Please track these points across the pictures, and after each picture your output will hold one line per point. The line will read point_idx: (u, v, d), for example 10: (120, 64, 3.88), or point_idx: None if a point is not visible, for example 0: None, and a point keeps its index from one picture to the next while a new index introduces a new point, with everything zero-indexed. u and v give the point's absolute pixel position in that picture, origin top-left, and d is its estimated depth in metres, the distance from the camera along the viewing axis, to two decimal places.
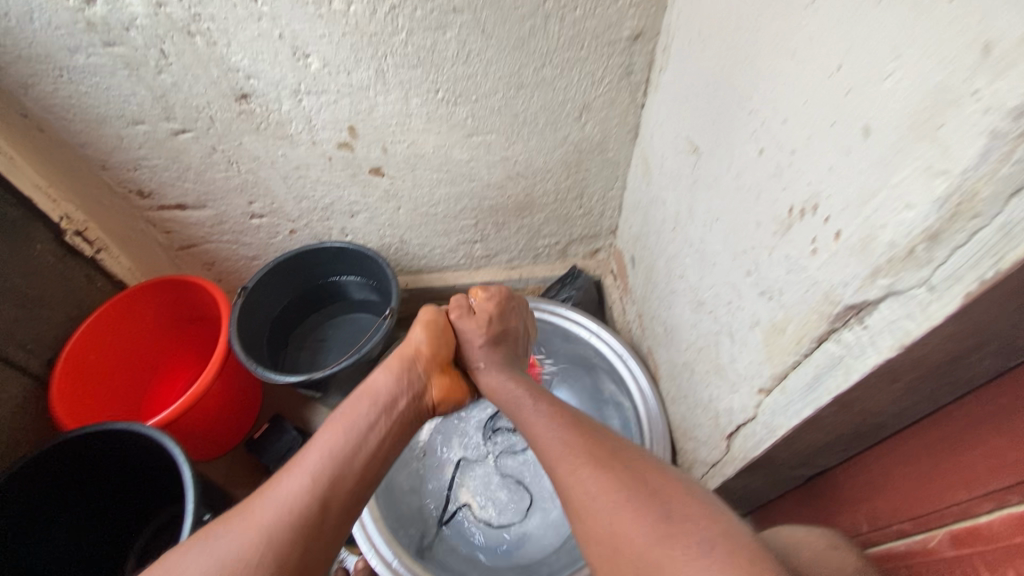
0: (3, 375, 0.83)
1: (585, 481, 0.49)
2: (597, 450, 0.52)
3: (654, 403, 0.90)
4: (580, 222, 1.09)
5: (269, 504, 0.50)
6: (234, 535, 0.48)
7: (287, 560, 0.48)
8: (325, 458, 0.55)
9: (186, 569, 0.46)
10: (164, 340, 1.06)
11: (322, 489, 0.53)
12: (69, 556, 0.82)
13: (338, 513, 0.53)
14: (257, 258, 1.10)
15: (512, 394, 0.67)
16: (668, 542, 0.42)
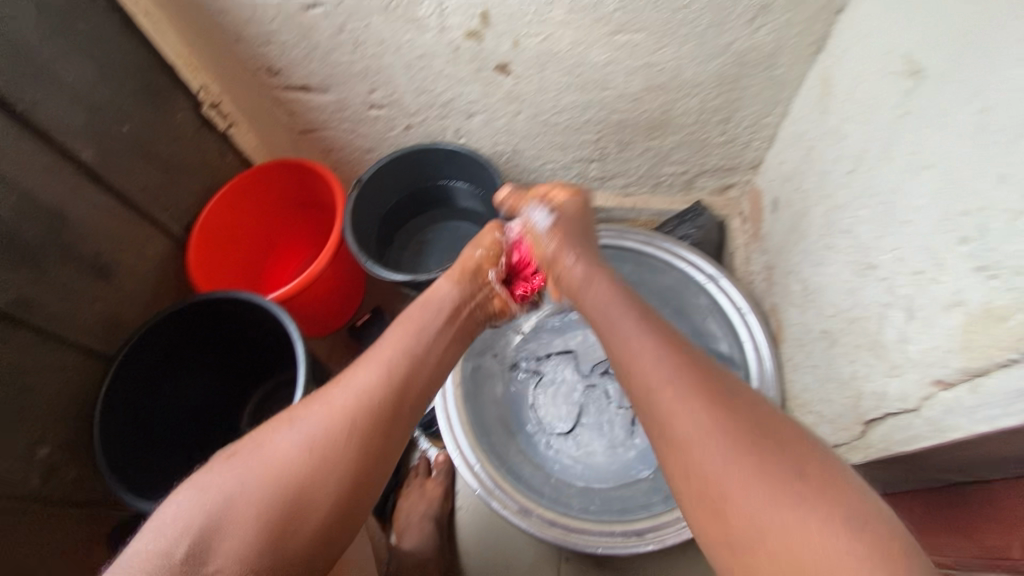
0: (149, 234, 0.91)
1: (684, 415, 0.47)
2: (705, 388, 0.48)
3: (771, 369, 0.81)
4: (718, 151, 0.95)
5: (346, 393, 0.52)
6: (318, 416, 0.50)
7: (368, 441, 0.51)
8: (397, 354, 0.57)
9: (279, 443, 0.49)
10: (282, 221, 1.10)
11: (398, 376, 0.55)
12: (185, 408, 0.92)
13: (409, 405, 0.55)
14: (371, 151, 1.09)
15: (601, 307, 0.61)
16: (794, 511, 0.41)
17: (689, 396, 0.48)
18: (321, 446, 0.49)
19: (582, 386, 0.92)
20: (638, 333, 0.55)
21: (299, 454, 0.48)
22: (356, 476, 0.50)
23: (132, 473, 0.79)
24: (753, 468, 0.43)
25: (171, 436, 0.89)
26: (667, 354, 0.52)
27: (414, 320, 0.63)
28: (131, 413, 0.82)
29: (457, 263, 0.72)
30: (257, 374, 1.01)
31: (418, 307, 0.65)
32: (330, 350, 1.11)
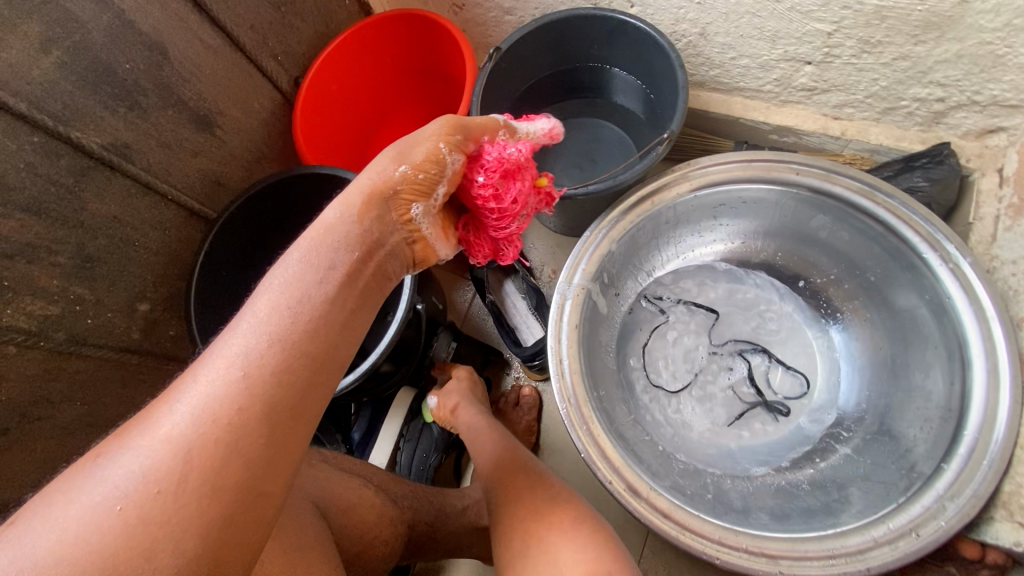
0: (257, 85, 0.79)
1: (504, 477, 0.56)
2: (514, 455, 0.59)
3: (1009, 406, 0.58)
4: (1016, 75, 0.65)
5: (179, 416, 0.35)
6: (138, 456, 0.34)
7: (221, 479, 0.35)
8: (258, 343, 0.38)
9: (85, 500, 0.33)
10: (393, 86, 0.93)
11: (257, 379, 0.37)
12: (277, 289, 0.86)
13: (284, 413, 0.38)
14: (511, 12, 0.87)
15: (471, 412, 0.70)
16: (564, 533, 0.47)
17: (505, 466, 0.57)
18: (144, 498, 0.33)
19: (705, 352, 0.81)
20: (487, 432, 0.65)
21: (112, 516, 0.33)
22: (211, 530, 0.35)
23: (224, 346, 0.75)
24: (541, 507, 0.50)
25: None
26: (498, 437, 0.63)
27: (307, 268, 0.42)
28: (228, 283, 0.77)
29: (359, 184, 0.46)
30: None
31: (305, 253, 0.43)
32: None
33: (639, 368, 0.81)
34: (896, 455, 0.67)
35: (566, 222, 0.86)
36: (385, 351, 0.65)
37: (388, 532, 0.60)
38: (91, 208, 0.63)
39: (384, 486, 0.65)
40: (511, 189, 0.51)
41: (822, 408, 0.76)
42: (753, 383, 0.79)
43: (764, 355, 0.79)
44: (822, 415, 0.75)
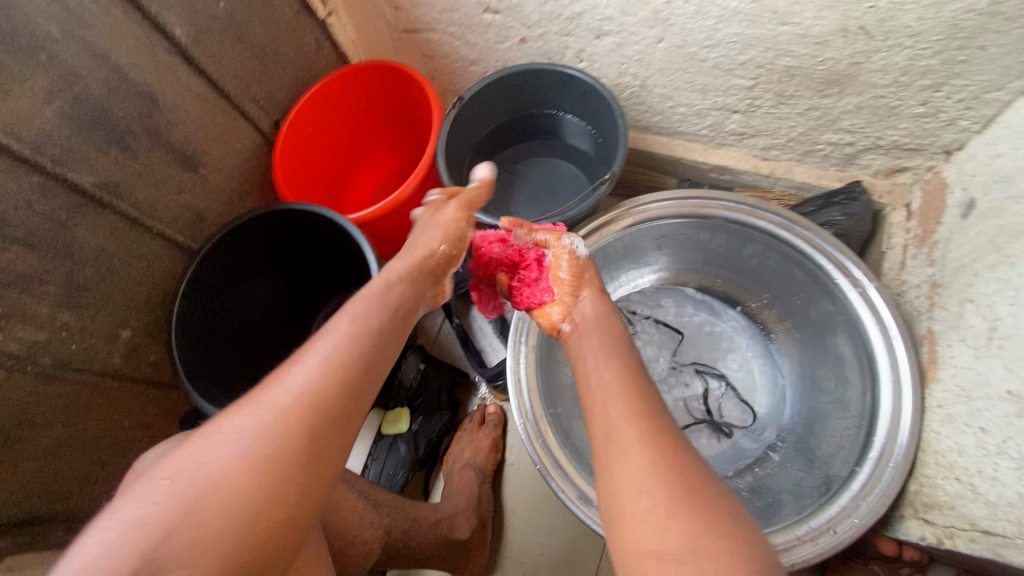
0: (238, 127, 0.86)
1: (613, 417, 0.49)
2: (632, 399, 0.51)
3: (911, 411, 0.65)
4: (907, 124, 0.75)
5: (290, 390, 0.43)
6: (259, 420, 0.41)
7: (318, 447, 0.42)
8: (344, 343, 0.47)
9: (217, 455, 0.40)
10: (369, 129, 1.01)
11: (346, 369, 0.46)
12: (257, 318, 0.91)
13: (361, 399, 0.46)
14: (476, 63, 0.96)
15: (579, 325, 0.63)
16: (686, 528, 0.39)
17: (621, 404, 0.50)
18: (264, 453, 0.40)
19: (665, 365, 0.89)
20: (596, 353, 0.58)
21: (240, 465, 0.40)
22: (302, 488, 0.41)
23: (203, 370, 0.79)
24: (663, 474, 0.43)
25: (243, 346, 0.89)
26: (607, 368, 0.55)
27: (377, 299, 0.54)
28: (212, 313, 0.82)
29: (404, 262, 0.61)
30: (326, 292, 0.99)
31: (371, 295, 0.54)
32: None
33: None
34: (816, 463, 0.73)
35: None
36: None
37: (368, 535, 0.64)
38: (81, 241, 0.68)
39: (367, 494, 0.69)
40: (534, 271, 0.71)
41: (759, 429, 0.83)
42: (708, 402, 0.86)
43: (721, 379, 0.87)
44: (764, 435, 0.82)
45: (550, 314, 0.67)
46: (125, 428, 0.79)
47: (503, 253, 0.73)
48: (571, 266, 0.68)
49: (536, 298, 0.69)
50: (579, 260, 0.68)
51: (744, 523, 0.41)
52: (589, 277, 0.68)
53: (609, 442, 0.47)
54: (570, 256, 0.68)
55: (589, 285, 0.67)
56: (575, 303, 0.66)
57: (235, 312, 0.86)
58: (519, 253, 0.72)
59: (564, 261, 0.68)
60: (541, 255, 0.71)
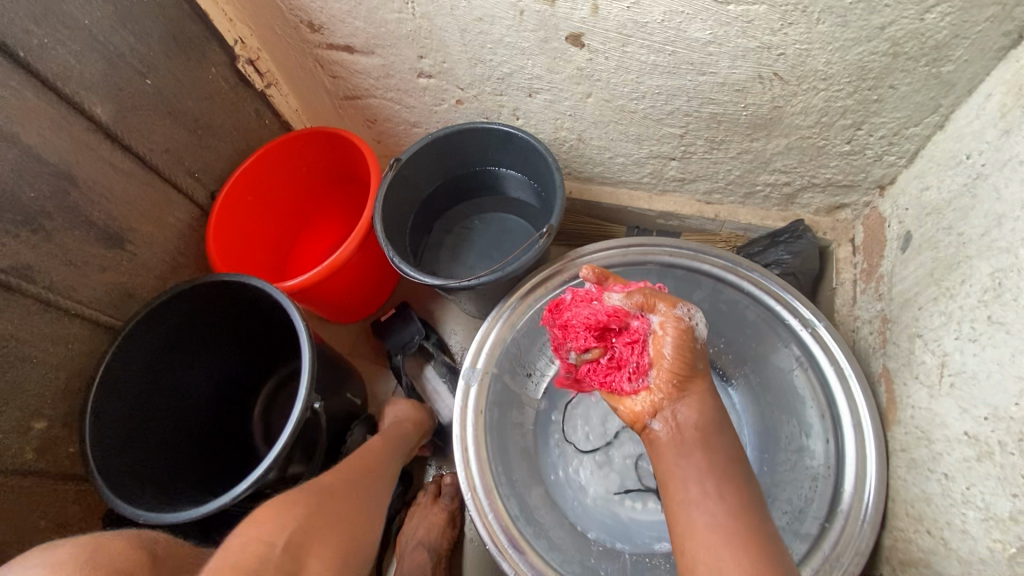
0: (171, 200, 0.84)
1: (717, 544, 0.45)
2: (744, 523, 0.46)
3: (875, 453, 0.62)
4: (837, 162, 0.75)
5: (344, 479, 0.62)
6: (326, 488, 0.59)
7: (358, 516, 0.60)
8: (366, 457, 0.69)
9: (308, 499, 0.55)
10: (313, 194, 1.00)
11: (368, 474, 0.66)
12: (195, 396, 0.86)
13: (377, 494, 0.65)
14: (417, 125, 0.97)
15: (675, 425, 0.52)
16: None
17: (724, 528, 0.46)
18: (334, 504, 0.57)
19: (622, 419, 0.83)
20: (690, 458, 0.50)
21: (323, 506, 0.56)
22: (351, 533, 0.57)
23: (122, 458, 0.73)
24: None
25: (179, 428, 0.83)
26: (705, 482, 0.48)
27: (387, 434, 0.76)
28: (140, 393, 0.77)
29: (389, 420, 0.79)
30: (272, 362, 0.95)
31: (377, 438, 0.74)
32: (351, 339, 1.01)
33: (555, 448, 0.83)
34: (788, 520, 0.67)
35: (478, 308, 0.90)
36: (281, 451, 0.65)
37: None
38: None
39: None
40: (626, 352, 0.53)
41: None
42: None
43: None
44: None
45: (636, 399, 0.54)
46: (41, 528, 0.72)
47: (591, 313, 0.54)
48: (677, 347, 0.52)
49: (620, 381, 0.54)
50: (688, 340, 0.52)
51: None
52: (696, 365, 0.53)
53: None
54: (676, 333, 0.52)
55: (695, 380, 0.53)
56: (671, 404, 0.52)
57: (167, 392, 0.81)
58: (615, 315, 0.53)
59: (667, 342, 0.52)
60: (644, 331, 0.53)
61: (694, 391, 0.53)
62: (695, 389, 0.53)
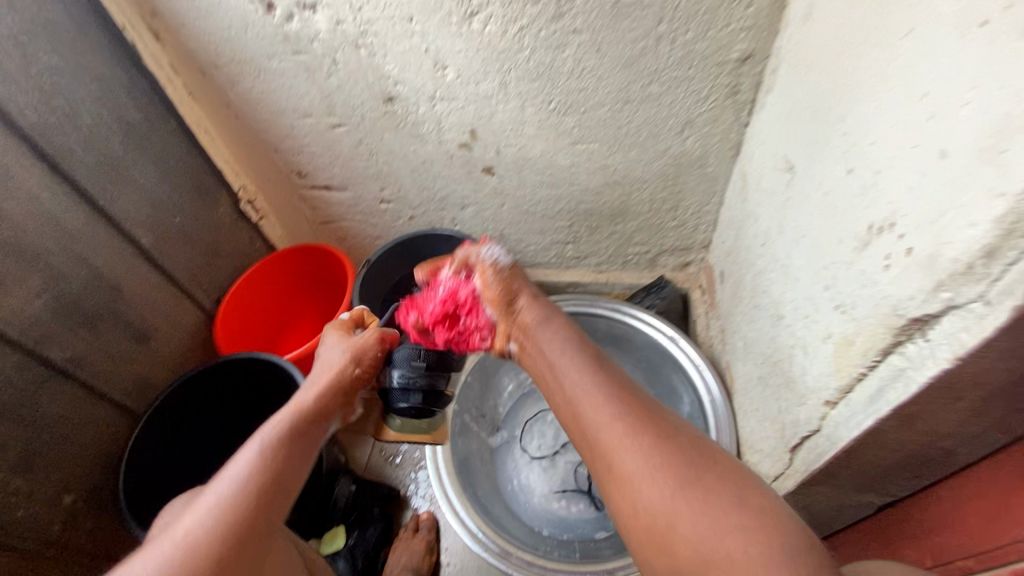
0: (185, 305, 1.07)
1: (599, 412, 0.53)
2: (618, 392, 0.55)
3: (724, 413, 0.91)
4: (673, 234, 1.12)
5: (190, 524, 0.48)
6: (160, 555, 0.46)
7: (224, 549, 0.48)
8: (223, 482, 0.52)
9: None
10: (297, 297, 1.26)
11: (240, 489, 0.51)
12: (200, 467, 1.01)
13: (265, 494, 0.52)
14: (379, 237, 1.28)
15: (535, 336, 0.65)
16: (693, 509, 0.46)
17: (603, 400, 0.54)
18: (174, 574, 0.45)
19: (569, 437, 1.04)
20: (561, 355, 0.61)
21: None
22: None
23: (147, 504, 0.89)
24: (666, 468, 0.48)
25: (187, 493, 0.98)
26: (579, 370, 0.58)
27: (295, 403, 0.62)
28: (161, 459, 0.94)
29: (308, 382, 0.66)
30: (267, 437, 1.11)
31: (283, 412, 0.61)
32: None
33: (516, 469, 1.02)
34: None
35: None
36: None
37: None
38: (44, 409, 0.81)
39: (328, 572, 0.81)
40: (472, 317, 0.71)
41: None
42: None
43: None
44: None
45: (494, 344, 0.69)
46: None
47: (436, 308, 0.72)
48: (496, 281, 0.70)
49: (478, 339, 0.70)
50: (501, 272, 0.71)
51: (748, 502, 0.46)
52: (518, 284, 0.70)
53: (614, 460, 0.50)
54: (492, 273, 0.70)
55: (524, 295, 0.69)
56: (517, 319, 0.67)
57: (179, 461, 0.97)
58: (450, 299, 0.71)
59: (485, 283, 0.70)
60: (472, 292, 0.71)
61: (538, 308, 0.67)
62: (536, 306, 0.67)
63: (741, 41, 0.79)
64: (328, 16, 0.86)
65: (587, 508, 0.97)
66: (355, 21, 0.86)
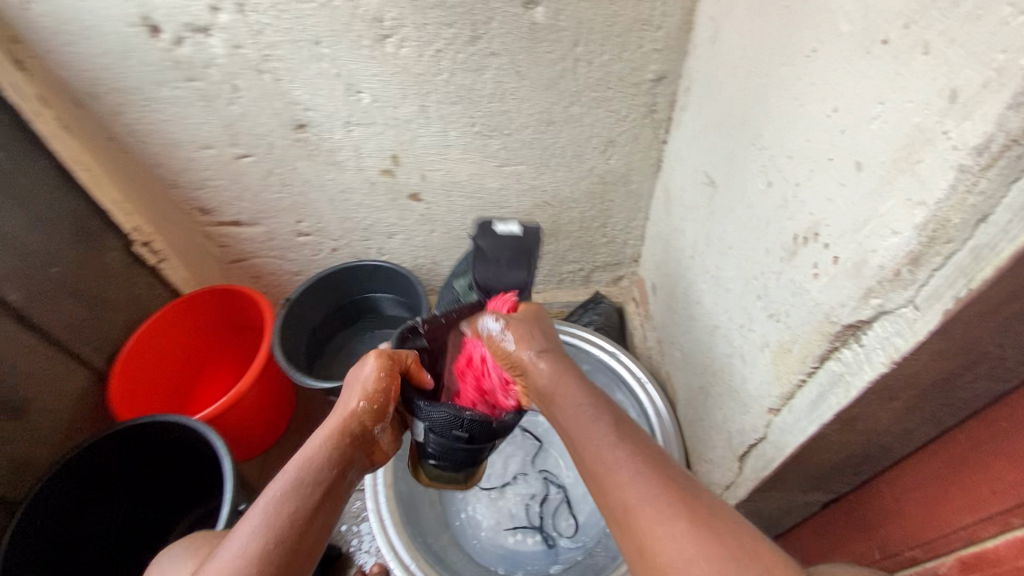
0: (68, 367, 0.92)
1: (609, 452, 0.50)
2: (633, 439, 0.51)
3: (670, 424, 0.90)
4: (604, 250, 1.13)
5: None
6: None
7: None
8: (236, 554, 0.47)
9: None
10: (208, 344, 1.13)
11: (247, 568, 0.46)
12: (98, 553, 0.86)
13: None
14: (299, 273, 1.19)
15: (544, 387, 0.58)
16: (703, 556, 0.41)
17: (615, 440, 0.51)
18: None
19: (518, 467, 1.00)
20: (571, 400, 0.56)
21: None
22: None
23: None
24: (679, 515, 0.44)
25: None
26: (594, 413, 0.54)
27: (317, 456, 0.54)
28: (48, 554, 0.79)
29: (334, 419, 0.58)
30: (181, 506, 0.97)
31: (304, 464, 0.54)
32: (259, 471, 1.09)
33: (463, 504, 0.97)
34: None
35: None
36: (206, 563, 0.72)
37: None
38: None
39: None
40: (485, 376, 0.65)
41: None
42: (559, 495, 0.97)
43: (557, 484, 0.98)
44: (583, 539, 0.92)
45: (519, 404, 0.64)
46: None
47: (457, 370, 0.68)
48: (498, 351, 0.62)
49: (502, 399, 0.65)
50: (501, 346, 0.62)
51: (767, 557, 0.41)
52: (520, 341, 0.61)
53: (615, 481, 0.48)
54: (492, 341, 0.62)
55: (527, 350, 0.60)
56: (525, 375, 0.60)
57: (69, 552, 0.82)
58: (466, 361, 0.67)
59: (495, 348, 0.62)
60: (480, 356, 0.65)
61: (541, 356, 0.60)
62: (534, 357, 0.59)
63: (653, 62, 0.81)
64: (224, 39, 0.79)
65: (536, 541, 0.92)
66: (255, 45, 0.80)
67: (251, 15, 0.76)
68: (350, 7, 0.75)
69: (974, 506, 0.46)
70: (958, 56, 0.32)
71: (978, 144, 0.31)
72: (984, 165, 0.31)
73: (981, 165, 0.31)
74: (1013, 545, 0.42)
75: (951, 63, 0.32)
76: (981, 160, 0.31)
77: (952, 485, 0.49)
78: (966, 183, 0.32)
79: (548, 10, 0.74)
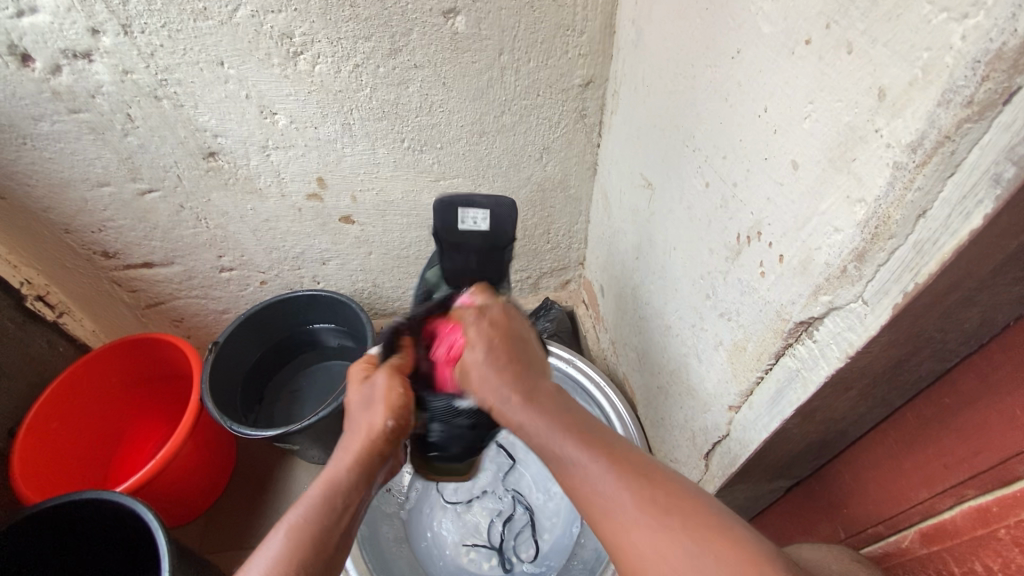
0: None
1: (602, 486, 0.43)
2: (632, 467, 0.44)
3: (632, 425, 0.89)
4: (549, 256, 1.12)
5: None
6: None
7: None
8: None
9: None
10: (128, 402, 1.02)
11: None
12: None
13: None
14: (226, 311, 1.09)
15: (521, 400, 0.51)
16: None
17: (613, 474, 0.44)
18: None
19: (487, 482, 0.96)
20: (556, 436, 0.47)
21: None
22: None
23: None
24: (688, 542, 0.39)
25: None
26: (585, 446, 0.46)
27: (342, 475, 0.49)
28: None
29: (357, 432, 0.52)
30: None
31: (326, 483, 0.48)
32: (200, 532, 1.00)
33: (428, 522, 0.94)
34: None
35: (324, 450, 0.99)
36: None
37: None
38: None
39: None
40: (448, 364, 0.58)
41: (569, 520, 0.90)
42: (526, 512, 0.93)
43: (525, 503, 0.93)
44: (547, 564, 0.88)
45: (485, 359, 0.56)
46: None
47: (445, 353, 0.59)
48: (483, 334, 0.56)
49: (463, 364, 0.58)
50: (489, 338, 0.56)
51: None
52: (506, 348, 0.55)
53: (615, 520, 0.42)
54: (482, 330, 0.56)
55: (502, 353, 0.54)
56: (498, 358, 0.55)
57: None
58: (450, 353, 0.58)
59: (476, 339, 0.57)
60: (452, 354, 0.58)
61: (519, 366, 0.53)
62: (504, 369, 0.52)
63: (580, 67, 0.81)
64: (110, 65, 0.71)
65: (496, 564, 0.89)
66: (148, 69, 0.72)
67: (139, 37, 0.69)
68: (254, 23, 0.69)
69: (931, 480, 0.48)
70: (883, 56, 0.32)
71: (911, 141, 0.31)
72: (918, 162, 0.31)
73: (915, 162, 0.31)
74: (970, 515, 0.44)
75: (876, 63, 0.33)
76: (915, 158, 0.31)
77: (907, 461, 0.51)
78: (904, 180, 0.32)
79: (469, 19, 0.72)
